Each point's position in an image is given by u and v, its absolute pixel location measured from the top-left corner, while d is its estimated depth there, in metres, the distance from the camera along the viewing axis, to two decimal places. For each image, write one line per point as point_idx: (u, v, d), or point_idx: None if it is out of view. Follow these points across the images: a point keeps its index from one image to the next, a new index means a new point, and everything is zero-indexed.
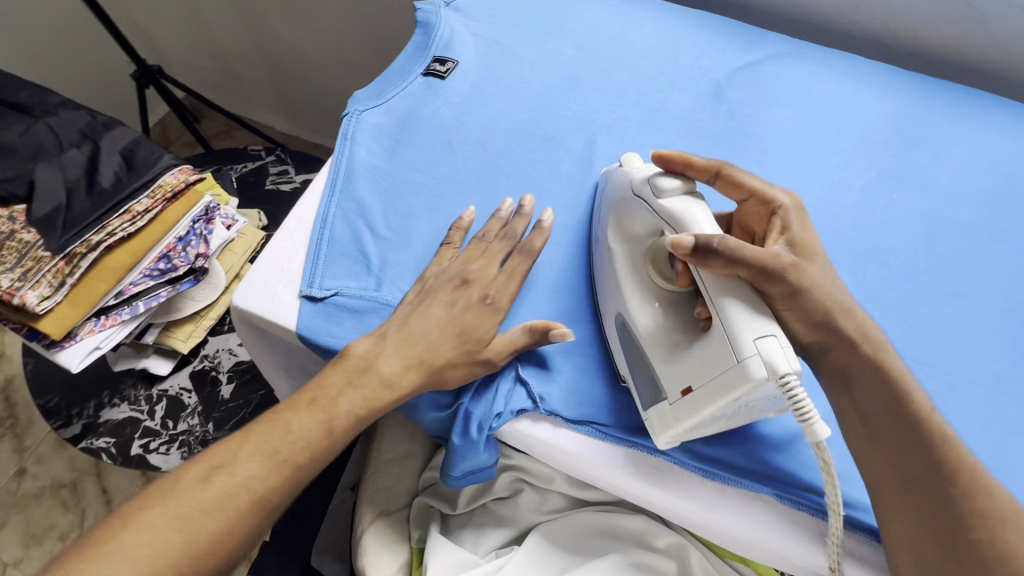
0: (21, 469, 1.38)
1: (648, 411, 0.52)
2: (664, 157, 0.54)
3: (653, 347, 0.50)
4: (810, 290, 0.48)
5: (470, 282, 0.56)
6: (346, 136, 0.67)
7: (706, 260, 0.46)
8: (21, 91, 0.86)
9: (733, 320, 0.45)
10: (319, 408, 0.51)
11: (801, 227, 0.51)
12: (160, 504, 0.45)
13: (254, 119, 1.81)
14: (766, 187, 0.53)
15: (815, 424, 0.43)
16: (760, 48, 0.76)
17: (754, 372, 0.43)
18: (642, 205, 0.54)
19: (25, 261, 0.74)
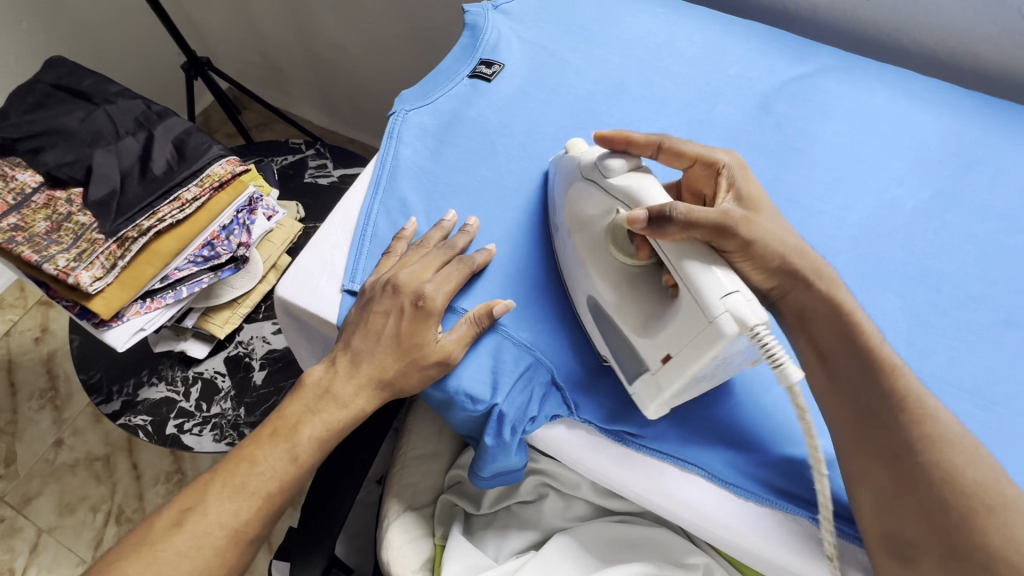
0: (59, 439, 1.44)
1: (634, 385, 0.53)
2: (605, 136, 0.59)
3: (630, 320, 0.52)
4: (763, 239, 0.51)
5: (400, 287, 0.56)
6: (392, 134, 0.69)
7: (662, 229, 0.49)
8: (83, 79, 0.90)
9: (701, 281, 0.46)
10: (281, 438, 0.55)
11: (745, 180, 0.55)
12: (138, 560, 0.50)
13: (294, 112, 1.85)
14: (707, 151, 0.57)
15: (787, 368, 0.44)
16: (811, 61, 0.75)
17: (725, 330, 0.44)
18: (592, 186, 0.56)
19: (80, 242, 0.77)
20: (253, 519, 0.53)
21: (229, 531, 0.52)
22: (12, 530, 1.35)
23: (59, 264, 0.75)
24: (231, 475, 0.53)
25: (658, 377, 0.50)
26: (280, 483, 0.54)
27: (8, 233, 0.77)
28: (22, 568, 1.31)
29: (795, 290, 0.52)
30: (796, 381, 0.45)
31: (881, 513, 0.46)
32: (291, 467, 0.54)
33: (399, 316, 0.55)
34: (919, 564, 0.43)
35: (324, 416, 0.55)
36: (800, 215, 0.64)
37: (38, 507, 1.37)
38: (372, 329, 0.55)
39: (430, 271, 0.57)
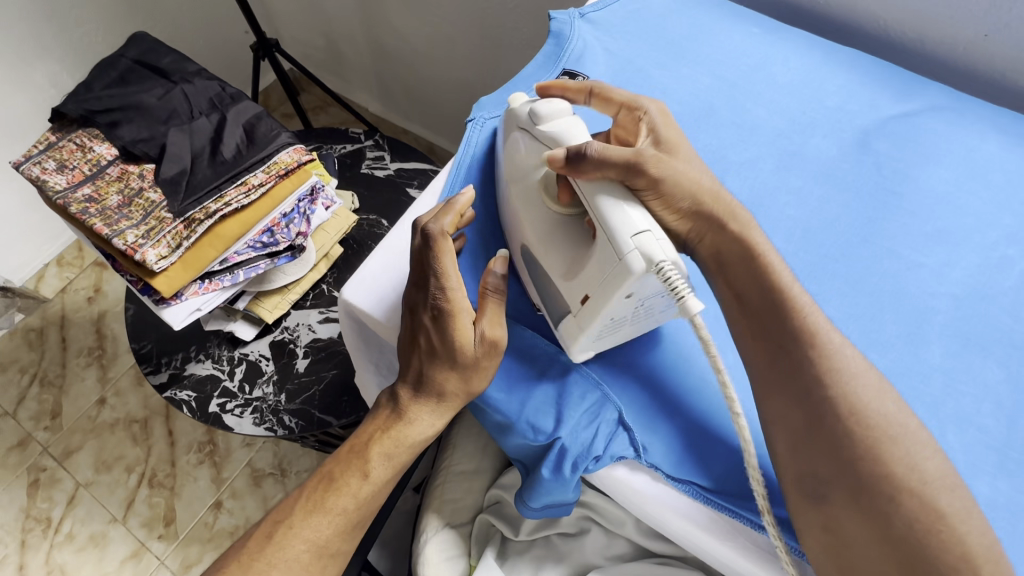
0: (102, 398, 1.49)
1: (558, 330, 0.53)
2: (546, 86, 0.61)
3: (552, 264, 0.51)
4: (671, 179, 0.50)
5: (417, 311, 0.53)
6: (468, 141, 0.67)
7: (579, 168, 0.49)
8: (163, 56, 0.91)
9: (613, 216, 0.46)
10: (355, 456, 0.55)
11: (664, 125, 0.56)
12: (233, 563, 0.53)
13: (351, 98, 1.86)
14: (632, 97, 0.58)
15: (687, 300, 0.43)
16: (918, 98, 0.70)
17: (633, 266, 0.43)
18: (525, 135, 0.56)
19: (149, 220, 0.79)
20: (335, 535, 0.54)
21: (313, 546, 0.53)
22: (52, 480, 1.40)
23: (128, 239, 0.76)
24: (313, 492, 0.54)
25: (577, 318, 0.49)
26: (356, 499, 0.54)
27: (82, 204, 0.79)
28: (58, 518, 1.36)
29: (711, 232, 0.52)
30: (699, 313, 0.44)
31: (796, 453, 0.47)
32: (362, 484, 0.54)
33: (428, 332, 0.52)
34: (830, 501, 0.45)
35: (392, 434, 0.54)
36: (897, 266, 0.60)
37: (78, 460, 1.42)
38: (416, 355, 0.53)
39: (425, 276, 0.52)
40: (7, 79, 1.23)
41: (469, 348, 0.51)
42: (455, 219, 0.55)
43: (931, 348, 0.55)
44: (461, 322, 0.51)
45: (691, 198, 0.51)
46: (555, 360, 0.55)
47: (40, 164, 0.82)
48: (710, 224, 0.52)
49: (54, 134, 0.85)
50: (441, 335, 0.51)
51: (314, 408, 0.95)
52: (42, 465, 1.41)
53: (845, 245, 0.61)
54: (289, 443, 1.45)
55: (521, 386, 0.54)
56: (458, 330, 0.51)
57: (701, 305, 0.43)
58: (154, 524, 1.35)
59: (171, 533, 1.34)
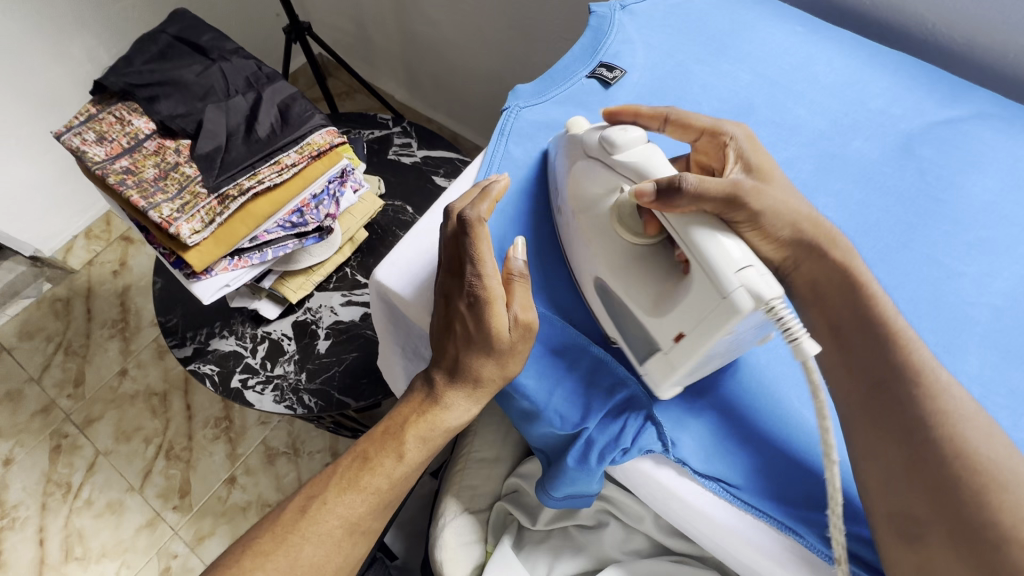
0: (123, 369, 1.52)
1: (645, 366, 0.52)
2: (614, 113, 0.60)
3: (637, 300, 0.51)
4: (768, 211, 0.50)
5: (452, 296, 0.53)
6: (503, 131, 0.67)
7: (672, 203, 0.48)
8: (202, 34, 0.92)
9: (715, 252, 0.45)
10: (390, 438, 0.55)
11: (754, 152, 0.55)
12: (268, 534, 0.54)
13: (378, 85, 1.87)
14: (714, 122, 0.57)
15: (801, 342, 0.43)
16: (965, 104, 0.68)
17: (739, 304, 0.42)
18: (593, 163, 0.55)
19: (184, 194, 0.80)
20: (368, 513, 0.55)
21: (346, 522, 0.54)
22: (73, 446, 1.43)
23: (163, 212, 0.78)
24: (347, 470, 0.55)
25: (670, 356, 0.49)
26: (389, 480, 0.55)
27: (119, 175, 0.80)
28: (78, 484, 1.39)
29: (809, 261, 0.51)
30: (812, 356, 0.44)
31: (881, 488, 0.46)
32: (397, 465, 0.55)
33: (464, 320, 0.52)
34: (926, 540, 0.43)
35: (429, 418, 0.54)
36: (938, 274, 0.58)
37: (98, 429, 1.45)
38: (450, 340, 0.53)
39: (462, 263, 0.52)
40: (48, 53, 1.27)
41: (503, 333, 0.51)
42: (491, 204, 0.55)
43: (968, 358, 0.54)
44: (496, 308, 0.51)
45: (791, 228, 0.50)
46: (585, 352, 0.55)
47: (80, 135, 0.83)
48: (818, 258, 0.51)
49: (94, 106, 0.87)
50: (476, 322, 0.51)
51: (334, 389, 0.96)
52: (65, 432, 1.45)
53: (885, 250, 0.60)
54: (303, 423, 1.47)
55: (551, 375, 0.54)
56: (492, 316, 0.50)
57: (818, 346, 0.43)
58: (170, 495, 1.38)
59: (186, 505, 1.37)
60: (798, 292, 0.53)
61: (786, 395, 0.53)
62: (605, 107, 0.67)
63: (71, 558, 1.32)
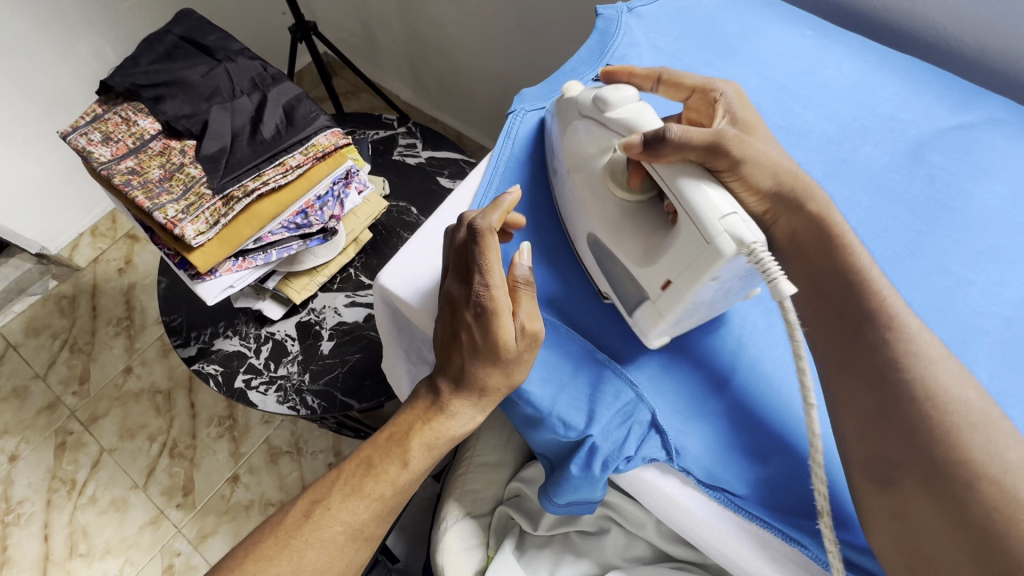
0: (128, 366, 1.52)
1: (637, 316, 0.53)
2: (611, 71, 0.63)
3: (627, 250, 0.52)
4: (750, 160, 0.50)
5: (457, 305, 0.53)
6: (508, 134, 0.66)
7: (658, 152, 0.49)
8: (208, 34, 0.92)
9: (702, 201, 0.46)
10: (394, 444, 0.55)
11: (741, 108, 0.56)
12: (271, 538, 0.54)
13: (383, 85, 1.87)
14: (705, 80, 0.58)
15: (779, 282, 0.43)
16: (976, 110, 0.67)
17: (723, 248, 0.43)
18: (587, 122, 0.57)
19: (188, 195, 0.80)
20: (371, 520, 0.55)
21: (349, 528, 0.54)
22: (78, 443, 1.44)
23: (168, 213, 0.78)
24: (351, 476, 0.55)
25: (658, 304, 0.50)
26: (393, 487, 0.55)
27: (124, 176, 0.80)
28: (82, 480, 1.40)
29: (788, 213, 0.53)
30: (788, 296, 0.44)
31: (864, 435, 0.47)
32: (401, 472, 0.55)
33: (470, 329, 0.52)
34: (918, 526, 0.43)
35: (433, 425, 0.54)
36: (947, 283, 0.58)
37: (103, 426, 1.46)
38: (455, 348, 0.53)
39: (469, 272, 0.52)
40: (54, 51, 1.27)
41: (510, 343, 0.50)
42: (501, 217, 0.54)
43: (977, 368, 0.54)
44: (502, 319, 0.50)
45: (772, 177, 0.51)
46: (590, 359, 0.55)
47: (86, 135, 0.84)
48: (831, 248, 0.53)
49: (100, 106, 0.87)
50: (482, 332, 0.51)
51: (337, 390, 0.96)
52: (69, 429, 1.46)
53: (893, 258, 0.59)
54: (306, 422, 1.47)
55: (556, 382, 0.54)
56: (498, 327, 0.50)
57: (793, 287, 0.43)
58: (173, 492, 1.39)
59: (189, 503, 1.37)
60: (777, 243, 0.55)
61: (792, 404, 0.53)
62: None
63: (75, 554, 1.33)
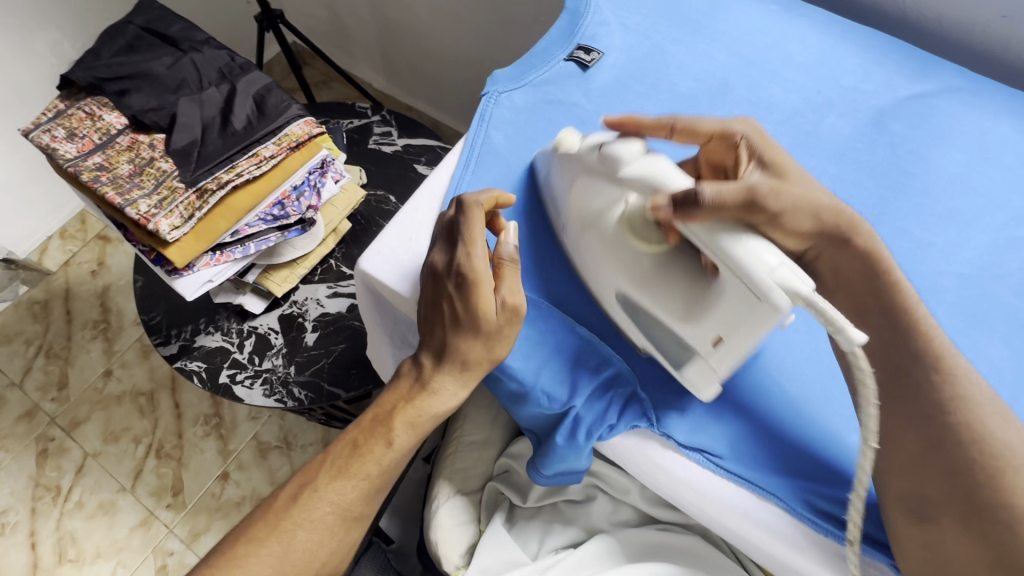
0: (108, 370, 1.50)
1: (682, 372, 0.52)
2: (614, 124, 0.57)
3: (666, 309, 0.51)
4: (787, 211, 0.49)
5: (440, 274, 0.54)
6: (482, 116, 0.67)
7: (691, 215, 0.46)
8: (171, 24, 0.90)
9: (751, 261, 0.43)
10: (377, 426, 0.56)
11: (767, 147, 0.53)
12: (262, 522, 0.55)
13: (355, 73, 1.84)
14: (722, 124, 0.55)
15: (847, 329, 0.43)
16: (934, 78, 0.69)
17: (778, 304, 0.42)
18: (598, 179, 0.54)
19: (161, 189, 0.79)
20: (359, 499, 0.56)
21: (337, 508, 0.55)
22: (60, 449, 1.42)
23: (140, 209, 0.77)
24: (337, 457, 0.56)
25: (711, 361, 0.49)
26: (379, 466, 0.56)
27: (93, 172, 0.79)
28: (67, 486, 1.38)
29: (831, 249, 0.53)
30: (860, 344, 0.43)
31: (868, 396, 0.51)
32: (386, 451, 0.56)
33: (450, 297, 0.53)
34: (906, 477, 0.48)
35: (416, 404, 0.55)
36: (911, 246, 0.60)
37: (85, 431, 1.44)
38: (439, 319, 0.54)
39: (454, 241, 0.54)
40: (10, 46, 1.22)
41: (492, 316, 0.52)
42: (492, 200, 0.56)
43: None
44: (484, 289, 0.52)
45: (813, 219, 0.50)
46: (572, 332, 0.57)
47: (49, 132, 0.81)
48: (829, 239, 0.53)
49: (62, 102, 0.84)
50: (465, 304, 0.52)
51: (323, 381, 0.97)
52: (51, 435, 1.43)
53: None
54: (294, 416, 1.47)
55: (537, 355, 0.55)
56: (480, 298, 0.51)
57: (863, 333, 0.43)
58: (162, 493, 1.38)
59: (179, 503, 1.37)
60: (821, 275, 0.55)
61: (763, 365, 0.55)
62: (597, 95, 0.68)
63: (65, 560, 1.32)
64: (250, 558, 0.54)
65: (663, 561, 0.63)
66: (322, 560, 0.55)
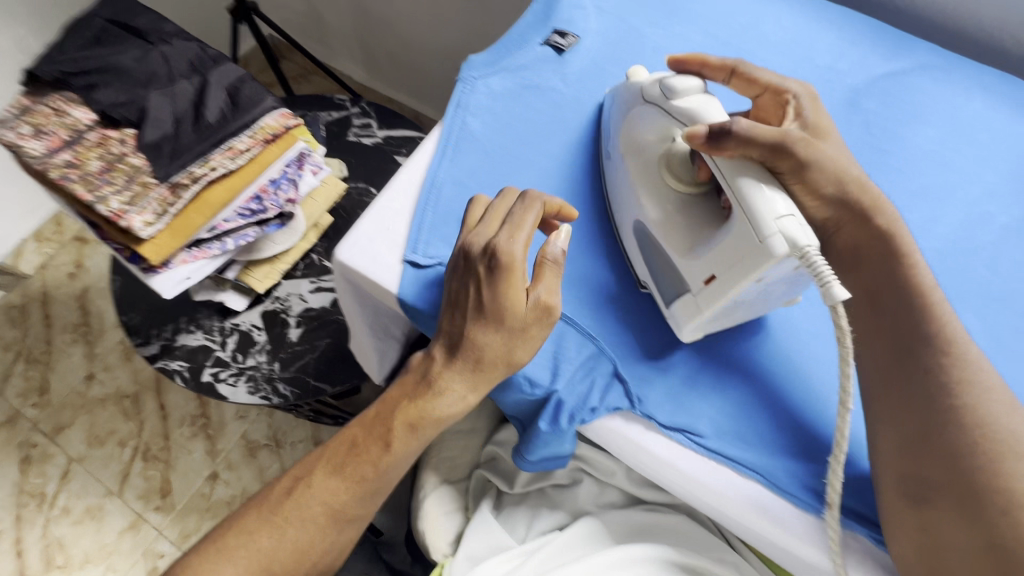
0: (90, 373, 1.47)
1: (671, 308, 0.55)
2: (681, 59, 0.61)
3: (673, 241, 0.54)
4: (817, 164, 0.53)
5: (474, 258, 0.53)
6: (459, 103, 0.66)
7: (722, 143, 0.50)
8: (138, 16, 0.87)
9: (762, 203, 0.47)
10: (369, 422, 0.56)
11: (814, 111, 0.57)
12: (252, 518, 0.56)
13: (334, 66, 1.82)
14: (780, 80, 0.58)
15: (831, 287, 0.45)
16: (907, 57, 0.70)
17: (776, 249, 0.45)
18: (652, 109, 0.58)
19: (133, 185, 0.77)
20: (351, 501, 0.55)
21: (329, 508, 0.55)
22: (44, 455, 1.40)
23: (112, 206, 0.75)
24: (335, 455, 0.56)
25: (698, 299, 0.52)
26: (374, 467, 0.55)
27: (61, 169, 0.76)
28: (52, 493, 1.36)
29: (852, 224, 0.56)
30: (841, 301, 0.46)
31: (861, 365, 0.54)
32: (383, 454, 0.55)
33: (477, 283, 0.52)
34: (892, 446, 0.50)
35: (418, 404, 0.54)
36: None
37: (69, 436, 1.41)
38: (459, 304, 0.53)
39: (501, 224, 0.53)
40: None
41: (520, 311, 0.51)
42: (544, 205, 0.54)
43: None
44: (517, 282, 0.51)
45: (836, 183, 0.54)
46: None
47: (13, 128, 0.78)
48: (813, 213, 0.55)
49: (26, 97, 0.81)
50: (493, 294, 0.51)
51: (308, 376, 0.96)
52: (33, 442, 1.41)
53: None
54: (282, 414, 1.46)
55: None
56: (511, 290, 0.51)
57: (845, 293, 0.46)
58: (150, 496, 1.36)
59: (168, 505, 1.35)
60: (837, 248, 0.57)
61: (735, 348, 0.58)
62: (569, 80, 0.68)
63: (53, 566, 1.30)
64: (238, 550, 0.54)
65: (649, 541, 0.64)
66: (313, 558, 0.56)
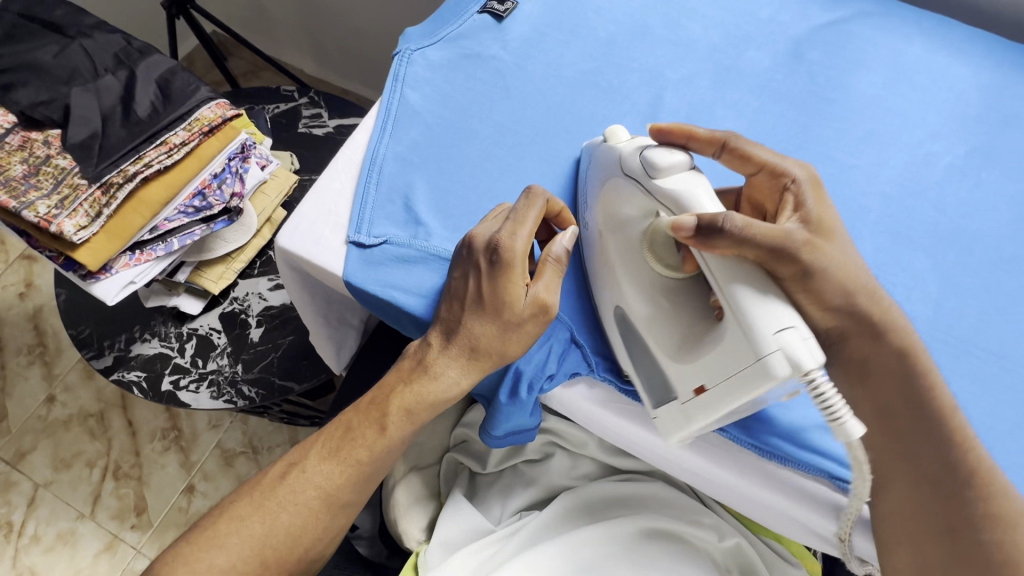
0: (50, 396, 1.41)
1: (657, 411, 0.50)
2: (664, 129, 0.55)
3: (660, 340, 0.49)
4: (822, 273, 0.47)
5: (475, 248, 0.52)
6: (397, 77, 0.64)
7: (711, 242, 0.44)
8: (54, 9, 0.82)
9: (760, 314, 0.42)
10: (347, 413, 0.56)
11: (817, 203, 0.51)
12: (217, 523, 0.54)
13: (284, 60, 1.76)
14: (777, 160, 0.53)
15: (842, 421, 0.41)
16: (847, 6, 0.70)
17: (776, 370, 0.40)
18: (629, 182, 0.51)
19: (61, 188, 0.73)
20: (345, 485, 0.54)
21: (323, 493, 0.53)
22: (7, 484, 1.34)
23: (40, 211, 0.70)
24: (329, 439, 0.55)
25: (687, 408, 0.47)
26: (369, 452, 0.54)
27: None
28: (19, 522, 1.31)
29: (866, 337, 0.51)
30: (854, 437, 0.41)
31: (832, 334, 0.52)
32: (379, 438, 0.53)
33: (477, 275, 0.51)
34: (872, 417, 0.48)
35: (415, 387, 0.53)
36: (836, 171, 0.61)
37: (33, 462, 1.36)
38: (454, 293, 0.52)
39: (505, 219, 0.52)
40: None
41: (518, 307, 0.50)
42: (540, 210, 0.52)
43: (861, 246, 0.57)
44: (517, 279, 0.50)
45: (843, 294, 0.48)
46: None
47: None
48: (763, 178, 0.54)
49: None
50: (491, 286, 0.50)
51: (272, 376, 0.93)
52: None
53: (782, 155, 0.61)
54: (257, 421, 1.42)
55: None
56: (510, 287, 0.50)
57: (860, 427, 0.41)
58: (125, 515, 1.32)
59: (144, 522, 1.31)
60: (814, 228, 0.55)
61: None
62: (507, 45, 0.66)
63: None
64: (229, 537, 0.52)
65: (625, 512, 0.63)
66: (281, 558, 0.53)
